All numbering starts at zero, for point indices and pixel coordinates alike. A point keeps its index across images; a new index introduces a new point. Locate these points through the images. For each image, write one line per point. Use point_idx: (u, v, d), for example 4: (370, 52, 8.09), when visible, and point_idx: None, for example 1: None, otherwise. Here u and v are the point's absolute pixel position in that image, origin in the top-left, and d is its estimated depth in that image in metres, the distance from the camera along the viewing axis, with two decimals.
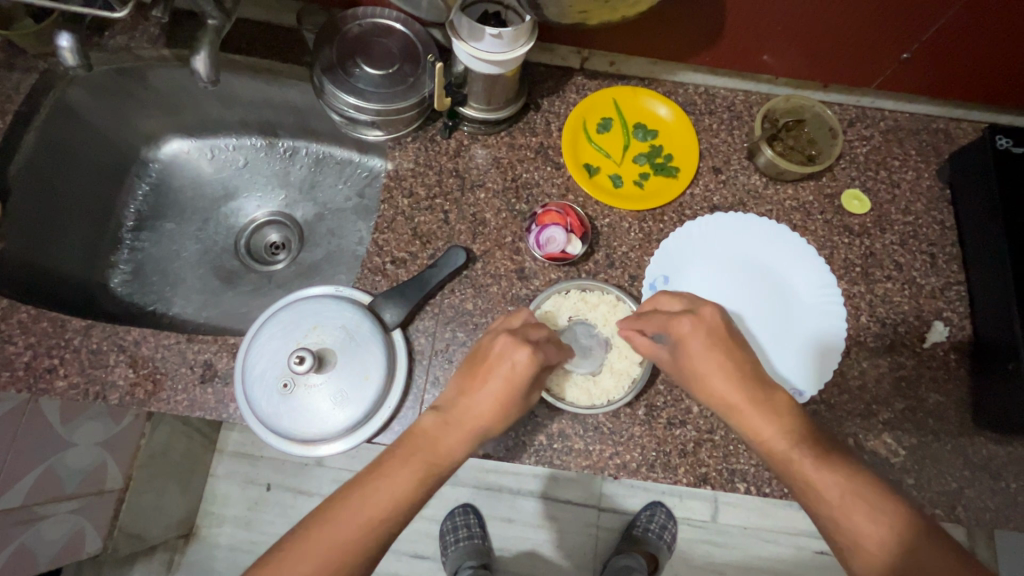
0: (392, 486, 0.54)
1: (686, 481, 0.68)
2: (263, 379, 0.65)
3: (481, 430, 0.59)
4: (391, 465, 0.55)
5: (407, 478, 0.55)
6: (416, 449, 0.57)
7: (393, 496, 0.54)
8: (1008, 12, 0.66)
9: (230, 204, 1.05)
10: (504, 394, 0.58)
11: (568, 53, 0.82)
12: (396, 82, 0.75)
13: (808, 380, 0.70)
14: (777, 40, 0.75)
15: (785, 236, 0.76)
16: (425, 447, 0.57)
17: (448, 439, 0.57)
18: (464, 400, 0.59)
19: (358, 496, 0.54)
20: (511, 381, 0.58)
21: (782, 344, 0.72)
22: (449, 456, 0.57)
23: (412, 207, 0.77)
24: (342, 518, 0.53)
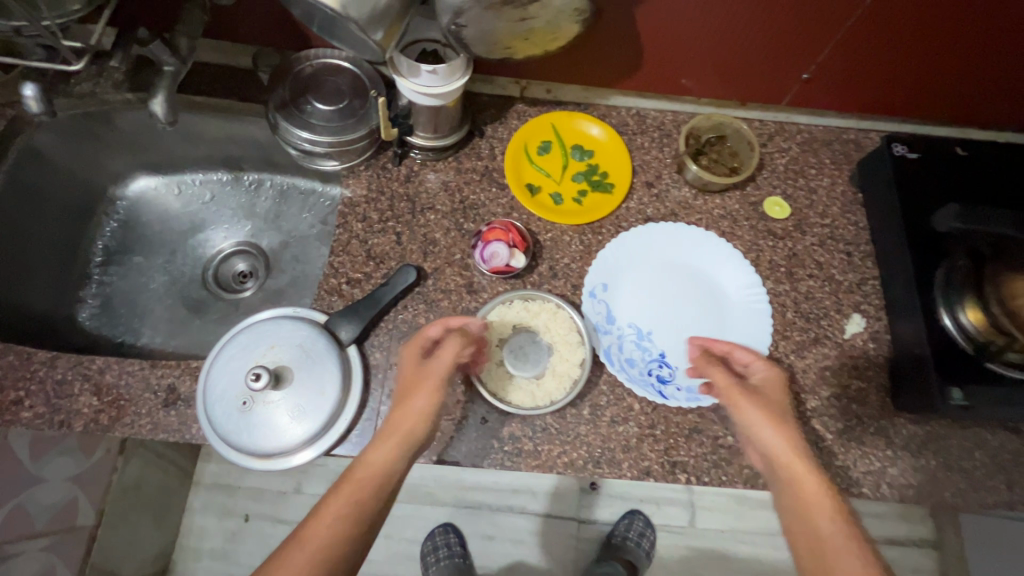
0: (325, 515, 0.58)
1: (630, 475, 0.72)
2: (224, 398, 0.68)
3: (410, 440, 0.64)
4: (334, 494, 0.60)
5: (341, 504, 0.59)
6: (357, 473, 0.61)
7: (333, 523, 0.57)
8: (884, 34, 0.74)
9: (198, 236, 1.09)
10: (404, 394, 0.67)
11: (507, 83, 0.90)
12: (346, 115, 0.81)
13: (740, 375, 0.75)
14: (693, 66, 0.82)
15: (714, 241, 0.82)
16: (369, 472, 0.61)
17: (378, 453, 0.62)
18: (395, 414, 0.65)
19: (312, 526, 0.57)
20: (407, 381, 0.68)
21: (714, 343, 0.77)
22: (386, 471, 0.62)
23: (365, 230, 0.82)
24: (297, 546, 0.56)
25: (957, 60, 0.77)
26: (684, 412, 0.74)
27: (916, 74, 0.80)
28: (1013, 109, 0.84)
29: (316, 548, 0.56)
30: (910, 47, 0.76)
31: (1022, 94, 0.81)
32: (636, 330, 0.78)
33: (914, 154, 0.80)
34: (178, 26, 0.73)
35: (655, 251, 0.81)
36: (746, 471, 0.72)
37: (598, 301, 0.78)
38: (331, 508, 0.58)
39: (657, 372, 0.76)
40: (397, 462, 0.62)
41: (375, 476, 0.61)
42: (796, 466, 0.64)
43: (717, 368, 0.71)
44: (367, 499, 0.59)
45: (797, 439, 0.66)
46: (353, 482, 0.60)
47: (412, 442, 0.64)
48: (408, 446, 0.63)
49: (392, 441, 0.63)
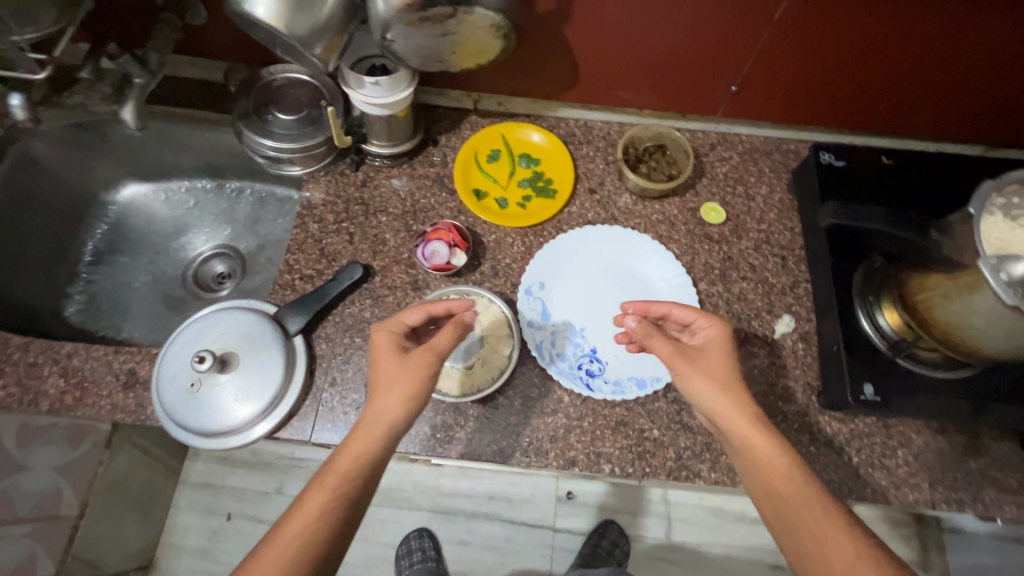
0: (305, 514, 0.59)
1: (556, 465, 0.74)
2: (174, 380, 0.74)
3: (389, 433, 0.64)
4: (307, 492, 0.61)
5: (316, 504, 0.60)
6: (327, 475, 0.62)
7: (304, 526, 0.59)
8: (800, 46, 0.78)
9: (181, 239, 1.17)
10: (377, 381, 0.67)
11: (459, 96, 0.95)
12: (305, 124, 0.87)
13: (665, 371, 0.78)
14: (628, 78, 0.87)
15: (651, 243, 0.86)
16: (337, 474, 0.62)
17: (356, 447, 0.63)
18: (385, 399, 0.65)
19: (282, 532, 0.59)
20: (383, 367, 0.67)
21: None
22: (359, 465, 0.62)
23: (321, 231, 0.88)
24: (269, 557, 0.57)
25: (875, 71, 0.80)
26: (611, 405, 0.77)
27: (841, 84, 0.84)
28: (942, 117, 0.87)
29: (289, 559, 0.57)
30: (828, 58, 0.79)
31: (946, 102, 0.84)
32: (568, 327, 0.82)
33: (840, 161, 0.83)
34: (149, 44, 0.81)
35: (592, 253, 0.86)
36: (669, 463, 0.75)
37: (532, 298, 0.82)
38: (298, 516, 0.59)
39: (587, 366, 0.80)
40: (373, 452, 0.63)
41: (341, 478, 0.61)
42: (771, 460, 0.63)
43: (660, 338, 0.71)
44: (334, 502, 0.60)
45: (760, 417, 0.65)
46: (326, 484, 0.61)
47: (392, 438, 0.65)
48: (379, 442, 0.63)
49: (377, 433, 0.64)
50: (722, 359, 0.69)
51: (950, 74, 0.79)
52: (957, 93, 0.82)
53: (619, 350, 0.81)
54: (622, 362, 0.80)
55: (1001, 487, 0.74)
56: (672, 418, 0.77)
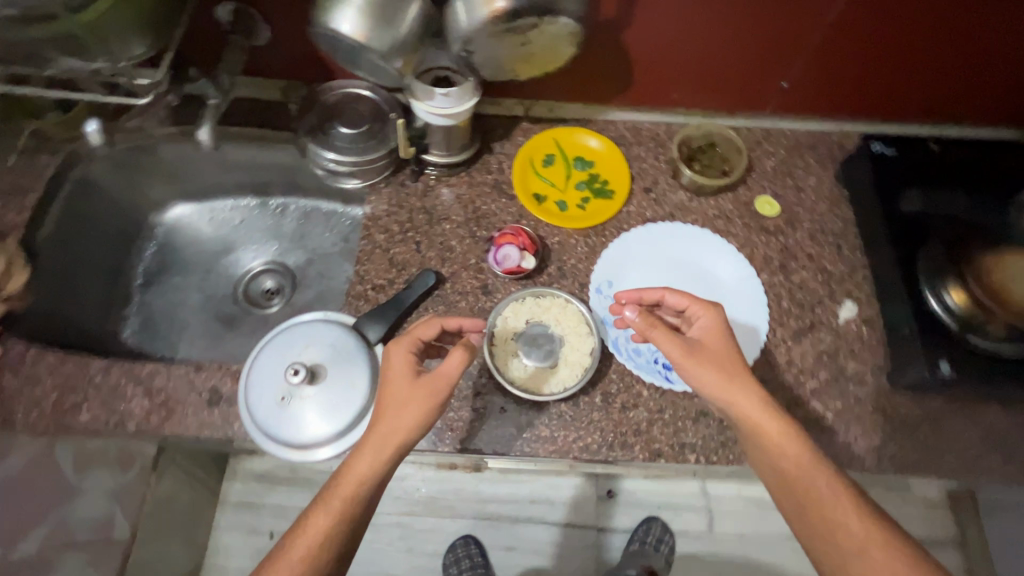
0: (308, 537, 0.61)
1: (642, 457, 0.76)
2: (263, 395, 0.74)
3: (394, 455, 0.65)
4: (311, 511, 0.63)
5: (320, 525, 0.61)
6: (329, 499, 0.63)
7: (308, 547, 0.61)
8: (852, 38, 0.81)
9: (228, 257, 1.18)
10: (384, 397, 0.68)
11: (512, 104, 0.98)
12: (367, 137, 0.89)
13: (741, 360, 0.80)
14: (681, 79, 0.89)
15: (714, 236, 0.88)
16: (338, 498, 0.63)
17: (357, 471, 0.63)
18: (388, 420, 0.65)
19: (287, 555, 0.61)
20: (391, 385, 0.68)
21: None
22: (360, 489, 0.63)
23: (387, 241, 0.89)
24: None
25: (921, 58, 0.84)
26: (690, 397, 0.79)
27: (888, 75, 0.87)
28: (979, 104, 0.91)
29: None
30: (877, 48, 0.83)
31: (984, 88, 0.87)
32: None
33: (891, 150, 0.86)
34: (223, 67, 0.82)
35: (655, 250, 0.88)
36: None
37: (602, 296, 0.84)
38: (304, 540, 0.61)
39: (664, 359, 0.81)
40: (371, 476, 0.63)
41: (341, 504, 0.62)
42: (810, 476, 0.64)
43: (665, 329, 0.70)
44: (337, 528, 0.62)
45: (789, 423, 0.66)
46: (330, 506, 0.62)
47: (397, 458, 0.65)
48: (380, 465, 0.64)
49: (375, 463, 0.63)
50: (724, 349, 0.70)
51: (993, 58, 0.83)
52: (998, 77, 0.86)
53: None
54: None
55: None
56: None
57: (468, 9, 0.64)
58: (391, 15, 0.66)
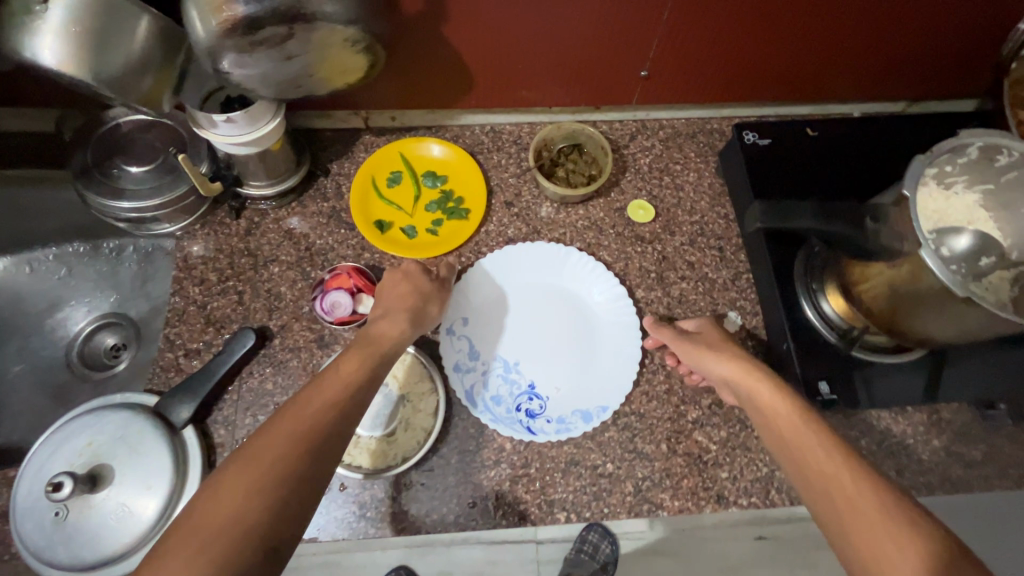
0: (316, 402, 0.51)
1: (506, 523, 0.67)
2: (34, 510, 0.61)
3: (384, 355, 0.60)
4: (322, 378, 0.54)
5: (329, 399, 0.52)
6: (320, 391, 0.52)
7: (321, 410, 0.50)
8: (710, 20, 0.70)
9: (57, 315, 1.01)
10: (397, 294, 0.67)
11: (346, 116, 0.83)
12: (163, 173, 0.74)
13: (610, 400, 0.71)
14: (529, 76, 0.76)
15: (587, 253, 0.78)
16: (330, 389, 0.53)
17: (346, 371, 0.55)
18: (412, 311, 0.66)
19: (298, 409, 0.50)
20: (404, 286, 0.68)
21: (584, 370, 0.73)
22: (358, 387, 0.54)
23: (203, 294, 0.76)
24: (271, 441, 0.47)
25: (792, 35, 0.73)
26: (558, 445, 0.70)
27: (760, 55, 0.76)
28: (861, 78, 0.82)
29: (279, 469, 0.45)
30: (741, 28, 0.71)
31: (865, 61, 0.78)
32: (498, 363, 0.73)
33: (766, 140, 0.77)
34: None
35: (517, 275, 0.77)
36: (628, 498, 0.68)
37: (454, 337, 0.73)
38: (287, 423, 0.48)
39: (527, 406, 0.71)
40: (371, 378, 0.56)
41: (333, 396, 0.52)
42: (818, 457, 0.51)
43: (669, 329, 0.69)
44: (323, 421, 0.50)
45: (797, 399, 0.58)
46: (335, 378, 0.54)
47: (385, 361, 0.60)
48: (377, 359, 0.59)
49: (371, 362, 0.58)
50: (717, 337, 0.67)
51: (871, 29, 0.73)
52: (878, 49, 0.76)
53: (561, 381, 0.73)
54: (564, 396, 0.72)
55: (967, 462, 0.71)
56: (625, 447, 0.70)
57: (198, 18, 0.50)
58: (109, 35, 0.52)
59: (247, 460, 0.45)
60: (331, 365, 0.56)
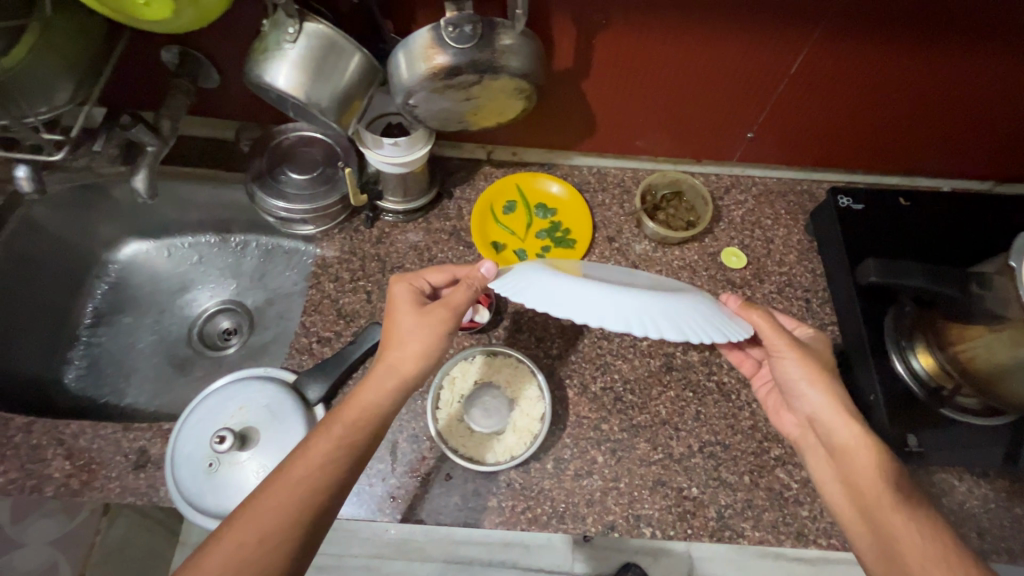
0: (312, 457, 0.57)
1: (595, 531, 0.71)
2: (190, 460, 0.70)
3: (376, 416, 0.61)
4: (318, 431, 0.59)
5: (321, 453, 0.57)
6: (286, 477, 0.55)
7: (315, 466, 0.56)
8: (821, 93, 0.78)
9: (185, 296, 1.14)
10: (392, 325, 0.66)
11: (474, 148, 0.94)
12: (320, 183, 0.86)
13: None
14: (644, 128, 0.86)
15: (682, 323, 0.54)
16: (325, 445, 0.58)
17: (325, 445, 0.58)
18: (383, 360, 0.64)
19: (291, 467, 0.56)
20: (396, 312, 0.66)
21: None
22: (327, 467, 0.57)
23: (337, 290, 0.86)
24: (271, 497, 0.54)
25: (893, 112, 0.81)
26: (647, 464, 0.75)
27: (860, 127, 0.84)
28: (951, 156, 0.88)
29: (274, 531, 0.52)
30: (846, 101, 0.79)
31: (957, 141, 0.85)
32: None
33: (859, 205, 0.83)
34: (162, 111, 0.77)
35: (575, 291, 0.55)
36: (711, 523, 0.72)
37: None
38: (290, 476, 0.56)
39: None
40: (348, 451, 0.59)
41: (334, 447, 0.58)
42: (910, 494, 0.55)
43: (767, 319, 0.64)
44: (322, 480, 0.56)
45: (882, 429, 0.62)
46: (335, 429, 0.59)
47: None
48: (367, 423, 0.61)
49: (350, 433, 0.59)
50: (824, 357, 0.67)
51: (969, 113, 0.79)
52: (969, 134, 0.83)
53: None
54: None
55: None
56: (710, 475, 0.75)
57: (408, 62, 0.61)
58: (328, 67, 0.63)
59: (249, 520, 0.52)
60: (311, 436, 0.59)
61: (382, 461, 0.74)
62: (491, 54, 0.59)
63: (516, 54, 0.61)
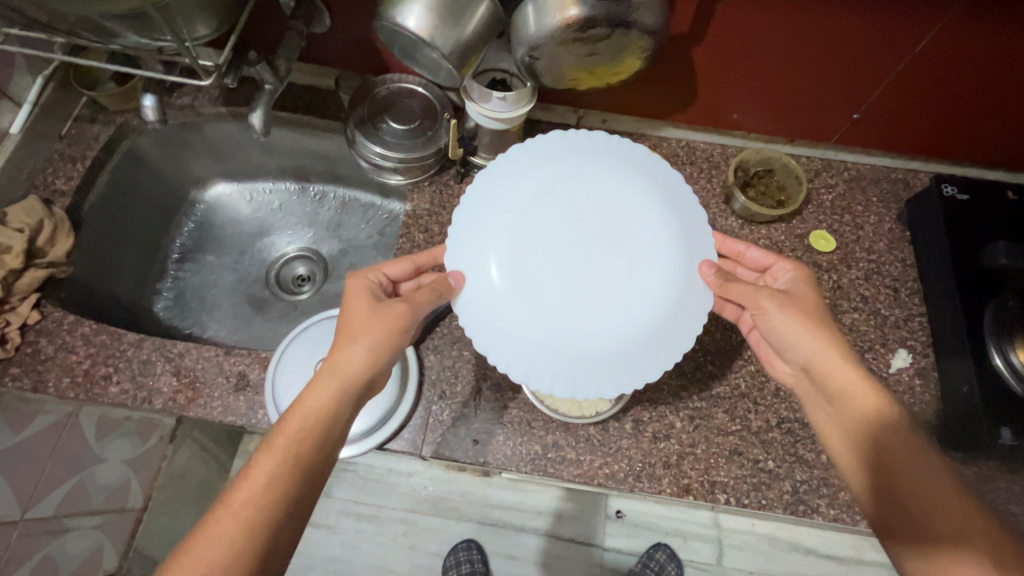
0: (256, 474, 0.54)
1: (670, 491, 0.73)
2: (292, 384, 0.76)
3: (324, 421, 0.59)
4: (261, 449, 0.56)
5: (265, 469, 0.54)
6: (232, 499, 0.53)
7: (258, 485, 0.54)
8: (939, 80, 0.76)
9: (265, 240, 1.17)
10: (345, 318, 0.64)
11: (565, 112, 0.95)
12: (416, 135, 0.88)
13: (679, 229, 0.67)
14: (745, 102, 0.86)
15: (614, 368, 0.63)
16: (265, 464, 0.55)
17: (267, 462, 0.55)
18: (329, 358, 0.61)
19: (235, 490, 0.53)
20: (350, 308, 0.65)
21: (635, 240, 0.66)
22: (270, 483, 0.54)
23: (426, 241, 0.88)
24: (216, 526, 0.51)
25: (1013, 105, 0.78)
26: (725, 434, 0.76)
27: (970, 117, 0.82)
28: None
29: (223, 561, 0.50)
30: (961, 89, 0.77)
31: None
32: (548, 187, 0.68)
33: (964, 195, 0.82)
34: (278, 50, 0.79)
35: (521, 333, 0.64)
36: (786, 496, 0.73)
37: (485, 206, 0.68)
38: (236, 500, 0.53)
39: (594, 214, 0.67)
40: (295, 459, 0.56)
41: (281, 465, 0.55)
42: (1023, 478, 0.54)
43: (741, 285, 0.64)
44: (272, 496, 0.53)
45: None
46: (275, 444, 0.56)
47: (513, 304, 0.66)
48: (316, 429, 0.58)
49: (294, 442, 0.57)
50: (808, 297, 0.65)
51: None
52: None
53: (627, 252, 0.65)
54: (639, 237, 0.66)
55: None
56: (787, 450, 0.75)
57: (540, 13, 0.61)
58: (456, 13, 0.64)
59: (201, 554, 0.50)
60: (254, 456, 0.56)
61: (466, 406, 0.77)
62: (628, 8, 0.59)
63: (649, 11, 0.61)
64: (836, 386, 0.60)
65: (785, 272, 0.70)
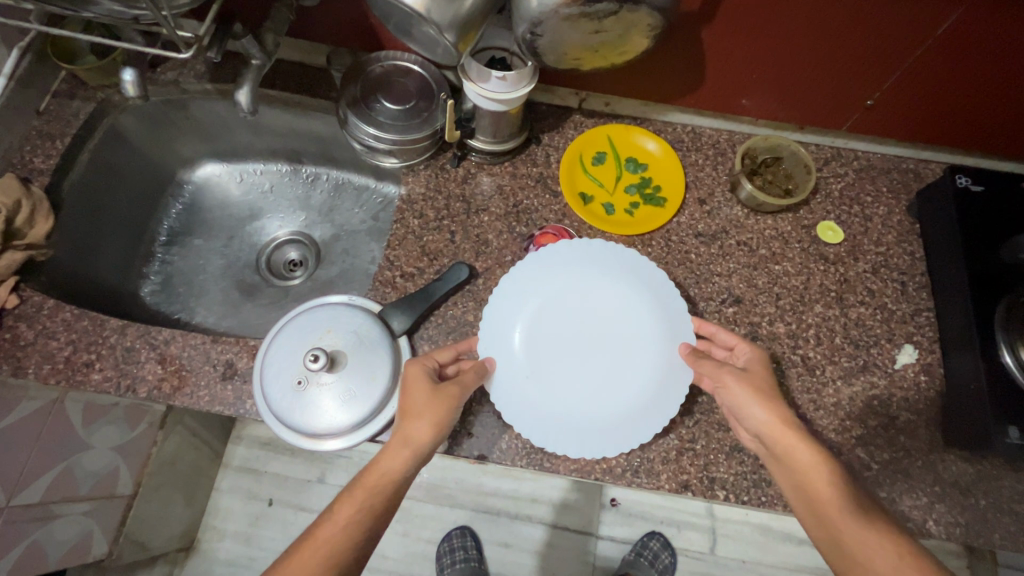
0: (330, 533, 0.54)
1: (668, 487, 0.71)
2: (280, 375, 0.72)
3: (393, 489, 0.58)
4: (334, 506, 0.56)
5: (336, 528, 0.54)
6: (304, 553, 0.53)
7: (328, 545, 0.53)
8: (956, 66, 0.73)
9: (255, 223, 1.14)
10: (406, 400, 0.64)
11: (567, 94, 0.91)
12: (412, 116, 0.84)
13: (668, 312, 0.76)
14: (754, 86, 0.83)
15: (606, 434, 0.71)
16: (336, 524, 0.55)
17: (340, 519, 0.55)
18: (398, 431, 0.61)
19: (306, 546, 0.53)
20: (411, 388, 0.64)
21: (629, 324, 0.76)
22: (340, 547, 0.53)
23: (421, 227, 0.84)
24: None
25: None
26: (726, 430, 0.74)
27: (987, 105, 0.79)
28: None
29: None
30: (979, 76, 0.74)
31: None
32: (563, 282, 0.78)
33: (978, 186, 0.79)
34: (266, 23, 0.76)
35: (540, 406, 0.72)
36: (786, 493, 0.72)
37: (511, 293, 0.77)
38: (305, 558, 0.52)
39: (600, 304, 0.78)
40: (369, 518, 0.56)
41: (352, 523, 0.55)
42: None
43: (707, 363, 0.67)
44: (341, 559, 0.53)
45: None
46: (352, 499, 0.56)
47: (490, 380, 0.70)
48: (386, 496, 0.57)
49: (366, 503, 0.56)
50: (762, 375, 0.66)
51: None
52: None
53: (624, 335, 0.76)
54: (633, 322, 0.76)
55: None
56: None
57: None
58: None
59: None
60: (324, 517, 0.55)
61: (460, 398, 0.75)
62: None
63: None
64: (790, 454, 0.60)
65: (744, 353, 0.70)
